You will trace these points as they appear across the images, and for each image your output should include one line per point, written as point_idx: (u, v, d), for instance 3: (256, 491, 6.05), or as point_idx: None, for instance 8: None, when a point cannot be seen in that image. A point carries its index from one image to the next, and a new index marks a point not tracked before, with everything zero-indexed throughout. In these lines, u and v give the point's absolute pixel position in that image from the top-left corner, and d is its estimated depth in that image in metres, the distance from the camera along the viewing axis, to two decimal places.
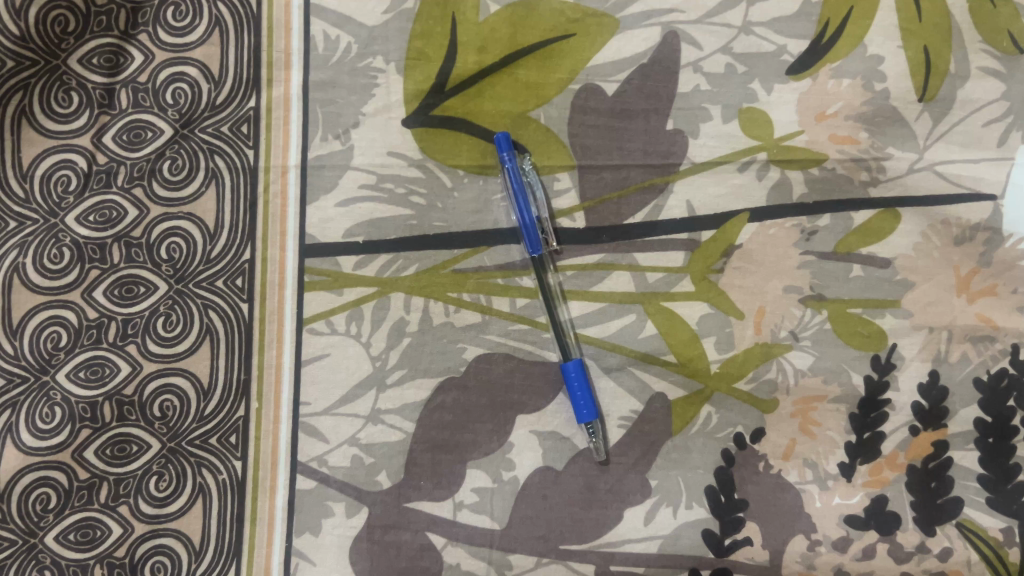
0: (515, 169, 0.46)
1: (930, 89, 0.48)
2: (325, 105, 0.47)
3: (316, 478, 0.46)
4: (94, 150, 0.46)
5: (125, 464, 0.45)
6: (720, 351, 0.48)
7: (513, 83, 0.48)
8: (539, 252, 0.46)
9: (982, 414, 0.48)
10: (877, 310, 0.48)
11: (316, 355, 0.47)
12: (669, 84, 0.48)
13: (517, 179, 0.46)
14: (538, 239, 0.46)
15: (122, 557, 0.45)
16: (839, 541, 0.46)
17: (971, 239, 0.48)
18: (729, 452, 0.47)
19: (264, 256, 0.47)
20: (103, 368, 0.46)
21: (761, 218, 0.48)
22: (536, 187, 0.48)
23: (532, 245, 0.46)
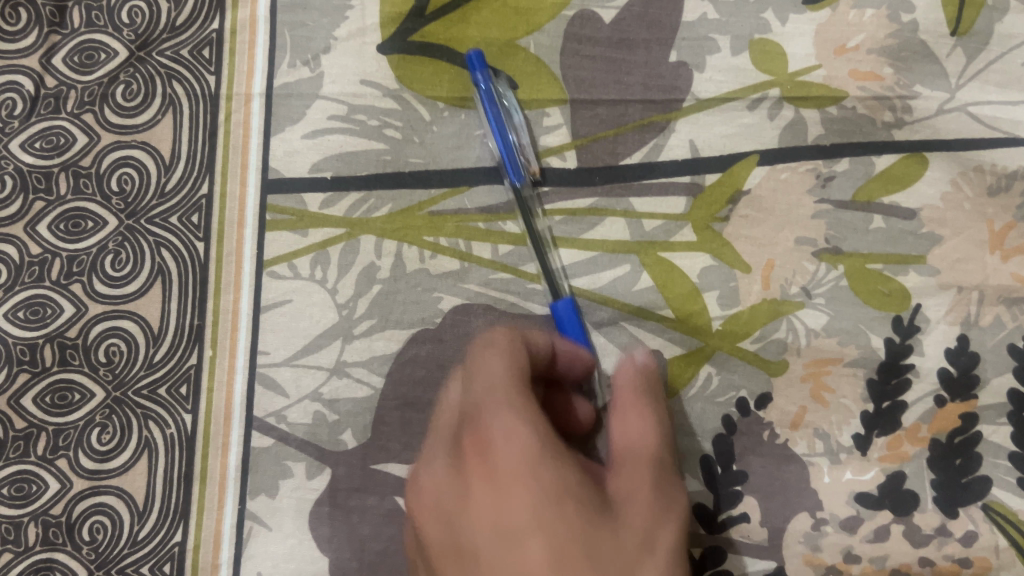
0: (490, 89, 0.42)
1: (964, 23, 0.43)
2: (295, 29, 0.44)
3: (274, 436, 0.42)
4: (43, 72, 0.43)
5: (65, 414, 0.42)
6: (723, 307, 0.43)
7: (501, 7, 0.44)
8: (518, 179, 0.42)
9: (1017, 385, 0.42)
10: (900, 266, 0.43)
11: (277, 301, 0.43)
12: (673, 12, 0.44)
13: (490, 101, 0.42)
14: (516, 166, 0.42)
15: (59, 515, 0.41)
16: (851, 521, 0.42)
17: (1007, 190, 0.43)
18: (731, 419, 0.42)
19: (223, 192, 0.43)
20: (45, 308, 0.42)
21: (773, 160, 0.43)
22: (514, 110, 0.43)
23: (512, 172, 0.42)
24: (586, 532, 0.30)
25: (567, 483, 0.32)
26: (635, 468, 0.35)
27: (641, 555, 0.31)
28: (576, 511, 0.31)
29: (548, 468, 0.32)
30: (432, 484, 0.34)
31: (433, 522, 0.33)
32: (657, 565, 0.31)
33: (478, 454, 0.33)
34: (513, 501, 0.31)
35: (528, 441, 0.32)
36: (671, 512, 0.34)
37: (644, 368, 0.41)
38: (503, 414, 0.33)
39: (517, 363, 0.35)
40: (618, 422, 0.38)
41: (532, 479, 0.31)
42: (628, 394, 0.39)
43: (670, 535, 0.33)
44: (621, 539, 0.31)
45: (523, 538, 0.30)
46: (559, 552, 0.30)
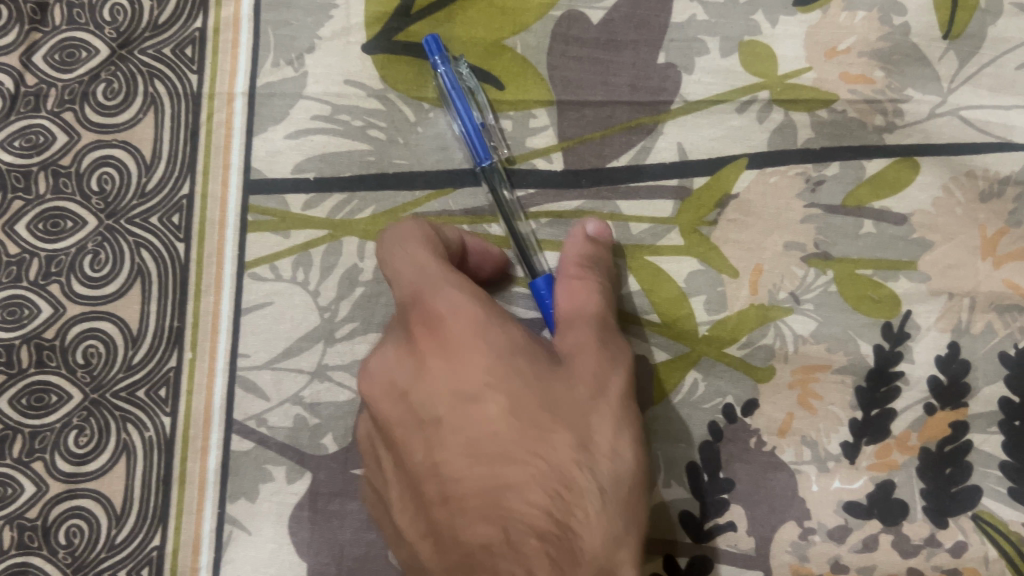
0: (449, 69, 0.41)
1: (957, 25, 0.43)
2: (278, 28, 0.43)
3: (254, 439, 0.41)
4: (23, 70, 0.42)
5: (42, 416, 0.41)
6: (709, 312, 0.42)
7: (487, 7, 0.43)
8: (487, 159, 0.41)
9: (1009, 393, 0.42)
10: (890, 272, 0.42)
11: (258, 303, 0.42)
12: (662, 13, 0.43)
13: (455, 83, 0.41)
14: (485, 145, 0.41)
15: (34, 519, 0.41)
16: (838, 530, 0.41)
17: (1000, 195, 0.42)
18: (717, 425, 0.42)
19: (205, 192, 0.42)
20: (23, 308, 0.41)
21: (761, 164, 0.43)
22: (477, 92, 0.43)
23: (478, 150, 0.41)
24: (541, 384, 0.30)
25: (515, 342, 0.31)
26: (579, 328, 0.35)
27: (596, 401, 0.31)
28: (534, 362, 0.31)
29: (494, 325, 0.32)
30: (379, 368, 0.32)
31: (381, 401, 0.31)
32: (614, 412, 0.31)
33: (422, 323, 0.32)
34: (466, 355, 0.30)
35: (473, 306, 0.32)
36: (618, 361, 0.34)
37: (597, 239, 0.41)
38: (440, 291, 0.33)
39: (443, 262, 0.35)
40: (562, 287, 0.38)
41: (479, 337, 0.31)
42: (574, 263, 0.39)
43: (619, 383, 0.33)
44: (575, 387, 0.31)
45: (480, 390, 0.29)
46: (520, 401, 0.29)
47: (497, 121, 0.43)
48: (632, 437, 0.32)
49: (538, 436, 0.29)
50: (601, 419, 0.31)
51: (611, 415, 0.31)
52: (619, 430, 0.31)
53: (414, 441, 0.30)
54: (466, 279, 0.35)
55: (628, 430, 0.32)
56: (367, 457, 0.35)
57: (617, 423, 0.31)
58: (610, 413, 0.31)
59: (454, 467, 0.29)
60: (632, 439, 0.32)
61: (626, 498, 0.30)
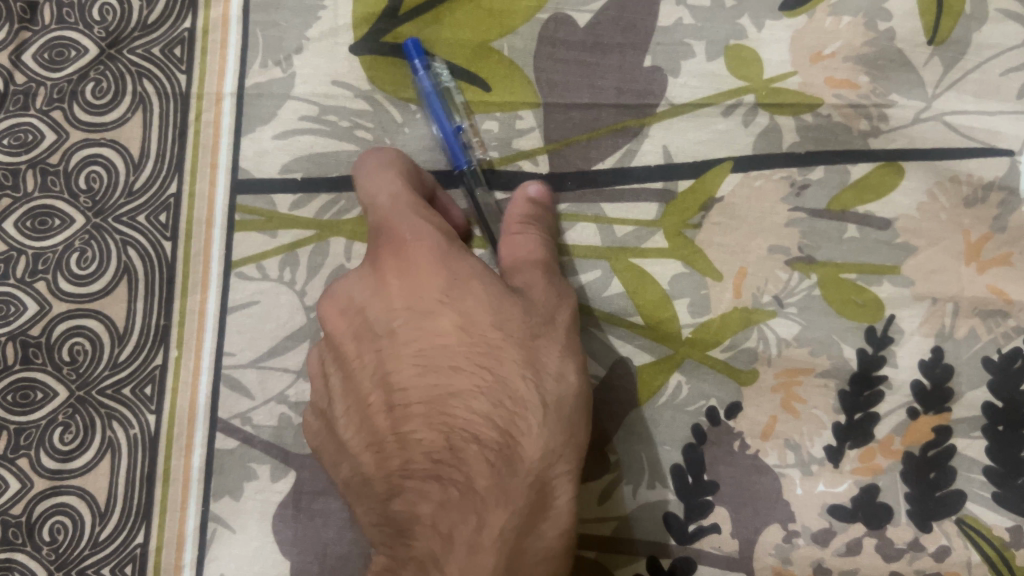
0: (425, 75, 0.42)
1: (942, 31, 0.43)
2: (267, 28, 0.43)
3: (238, 437, 0.42)
4: (12, 69, 0.43)
5: (28, 413, 0.41)
6: (693, 315, 0.42)
7: (475, 10, 0.44)
8: (466, 163, 0.42)
9: (992, 398, 0.42)
10: (874, 276, 0.42)
11: (244, 303, 0.42)
12: (648, 17, 0.44)
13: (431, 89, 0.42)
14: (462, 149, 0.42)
15: (19, 515, 0.41)
16: (821, 534, 0.41)
17: (984, 201, 0.43)
18: (700, 428, 0.42)
19: (192, 191, 0.43)
20: (9, 306, 0.42)
21: (746, 168, 0.43)
22: (455, 93, 0.43)
23: (455, 155, 0.42)
24: (493, 307, 0.33)
25: (473, 270, 0.34)
26: (529, 273, 0.37)
27: (544, 327, 0.34)
28: (488, 291, 0.33)
29: (453, 253, 0.34)
30: (344, 290, 0.35)
31: (345, 322, 0.34)
32: (561, 337, 0.34)
33: (387, 246, 0.34)
34: (425, 279, 0.33)
35: (435, 237, 0.34)
36: (568, 296, 0.36)
37: (538, 202, 0.41)
38: (405, 217, 0.35)
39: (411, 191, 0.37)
40: (505, 244, 0.39)
41: (437, 263, 0.33)
42: (517, 221, 0.39)
43: (568, 314, 0.35)
44: (527, 312, 0.33)
45: (433, 309, 0.32)
46: (471, 322, 0.32)
47: (483, 123, 0.43)
48: (578, 360, 0.34)
49: (484, 353, 0.31)
50: (548, 343, 0.33)
51: (557, 340, 0.34)
52: (566, 353, 0.34)
53: (371, 354, 0.33)
54: (433, 209, 0.37)
55: (574, 354, 0.34)
56: (313, 382, 0.37)
57: (563, 348, 0.34)
58: (557, 338, 0.34)
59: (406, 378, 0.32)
60: (579, 361, 0.34)
61: (568, 418, 0.33)
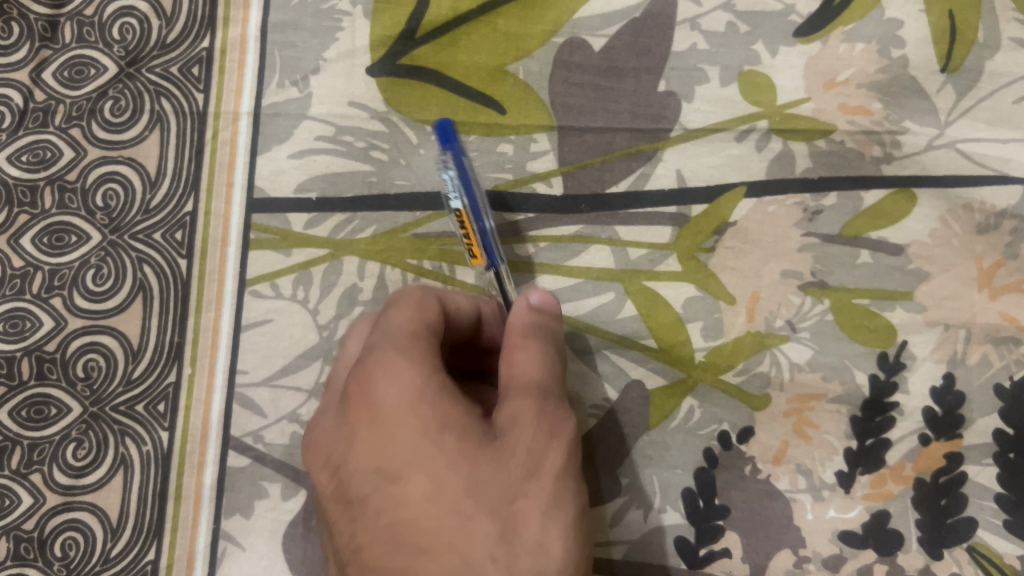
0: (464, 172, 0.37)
1: (955, 59, 0.43)
2: (284, 49, 0.44)
3: (250, 455, 0.42)
4: (32, 86, 0.43)
5: (41, 428, 0.41)
6: (706, 338, 0.42)
7: (491, 33, 0.44)
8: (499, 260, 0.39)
9: (1004, 425, 0.42)
10: (887, 301, 0.43)
11: (258, 321, 0.42)
12: (663, 41, 0.44)
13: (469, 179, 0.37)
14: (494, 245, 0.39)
15: (31, 530, 0.41)
16: (831, 559, 0.41)
17: (997, 228, 0.43)
18: (712, 452, 0.42)
19: (208, 210, 0.43)
20: (25, 321, 0.42)
21: (759, 193, 0.43)
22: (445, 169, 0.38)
23: (489, 254, 0.38)
24: (468, 467, 0.29)
25: (454, 417, 0.30)
26: (525, 397, 0.32)
27: (530, 482, 0.30)
28: (465, 444, 0.30)
29: (431, 398, 0.30)
30: (323, 441, 0.32)
31: (324, 472, 0.32)
32: (549, 490, 0.30)
33: (362, 389, 0.31)
34: (394, 436, 0.30)
35: (412, 380, 0.31)
36: (567, 432, 0.32)
37: (541, 310, 0.37)
38: (383, 358, 0.32)
39: (399, 322, 0.34)
40: (503, 360, 0.35)
41: (410, 413, 0.30)
42: (515, 336, 0.35)
43: (563, 457, 0.31)
44: (510, 467, 0.29)
45: (402, 472, 0.29)
46: (439, 490, 0.29)
47: (498, 145, 0.44)
48: (567, 520, 0.30)
49: (449, 529, 0.28)
50: (530, 503, 0.29)
51: (545, 497, 0.29)
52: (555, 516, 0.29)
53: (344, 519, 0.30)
54: (422, 339, 0.33)
55: (565, 511, 0.30)
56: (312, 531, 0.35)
57: (551, 508, 0.30)
58: (547, 495, 0.30)
59: (372, 552, 0.29)
60: (569, 522, 0.30)
61: None
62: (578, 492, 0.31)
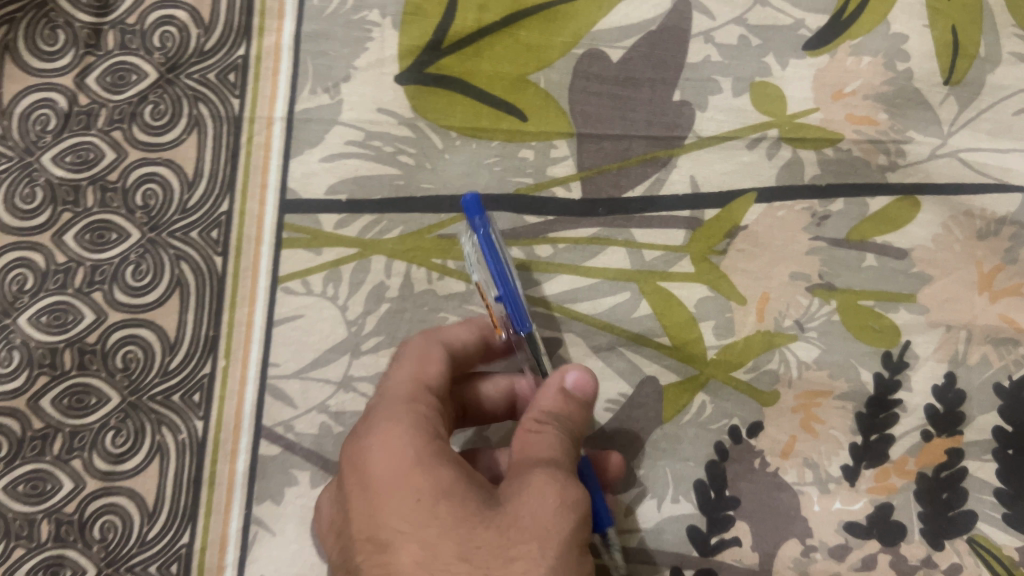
0: (490, 234, 0.37)
1: (957, 73, 0.45)
2: (317, 57, 0.46)
3: (281, 444, 0.44)
4: (76, 90, 0.45)
5: (81, 416, 0.43)
6: (718, 337, 0.44)
7: (513, 44, 0.46)
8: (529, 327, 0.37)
9: (1002, 423, 0.44)
10: (891, 303, 0.44)
11: (289, 316, 0.44)
12: (678, 53, 0.46)
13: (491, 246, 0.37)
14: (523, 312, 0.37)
15: (72, 513, 0.43)
16: (837, 549, 0.43)
17: (996, 234, 0.45)
18: (723, 445, 0.44)
19: (243, 210, 0.45)
20: (67, 314, 0.44)
21: (769, 199, 0.45)
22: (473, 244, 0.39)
23: (518, 320, 0.37)
24: (461, 532, 0.28)
25: (445, 486, 0.30)
26: (532, 472, 0.32)
27: (527, 546, 0.28)
28: (453, 512, 0.29)
29: (429, 468, 0.30)
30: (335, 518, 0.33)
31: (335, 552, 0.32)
32: (547, 555, 0.28)
33: (359, 464, 0.32)
34: (391, 507, 0.30)
35: (403, 451, 0.31)
36: (571, 501, 0.31)
37: (571, 394, 0.36)
38: (380, 432, 0.32)
39: (404, 397, 0.35)
40: (520, 440, 0.34)
41: (407, 482, 0.30)
42: (534, 416, 0.35)
43: (564, 523, 0.30)
44: (506, 534, 0.29)
45: (399, 542, 0.29)
46: (431, 557, 0.28)
47: (520, 150, 0.46)
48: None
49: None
50: (523, 565, 0.28)
51: (542, 562, 0.28)
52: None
53: None
54: (427, 415, 0.34)
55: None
56: None
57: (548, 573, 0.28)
58: (542, 560, 0.28)
59: None
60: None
61: None
62: (582, 562, 0.30)
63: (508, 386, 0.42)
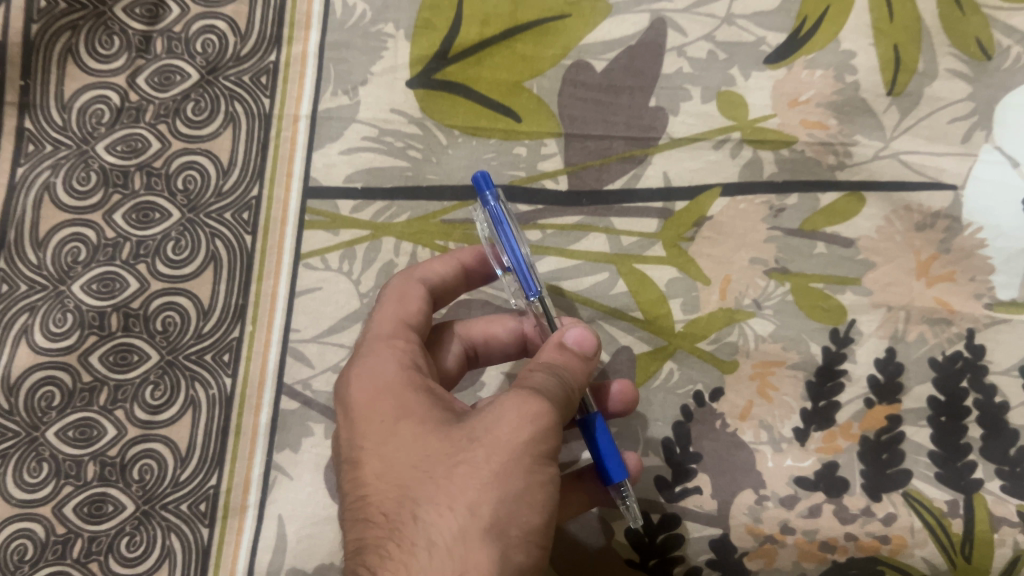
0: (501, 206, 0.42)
1: (899, 85, 0.52)
2: (338, 64, 0.52)
3: (299, 400, 0.50)
4: (128, 89, 0.52)
5: (125, 371, 0.49)
6: (685, 312, 0.50)
7: (510, 55, 0.53)
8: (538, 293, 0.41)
9: (936, 392, 0.49)
10: (838, 286, 0.50)
11: (309, 288, 0.51)
12: (654, 65, 0.52)
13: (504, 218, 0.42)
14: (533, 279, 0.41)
15: (114, 456, 0.49)
16: (787, 499, 0.48)
17: (932, 227, 0.51)
18: (688, 408, 0.50)
19: (271, 195, 0.51)
20: (115, 283, 0.50)
21: (732, 193, 0.51)
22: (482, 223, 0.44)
23: (528, 283, 0.41)
24: (414, 446, 0.35)
25: (412, 408, 0.36)
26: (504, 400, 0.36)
27: (473, 452, 0.34)
28: (412, 429, 0.35)
29: (397, 399, 0.37)
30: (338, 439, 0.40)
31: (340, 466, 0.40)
32: (491, 460, 0.33)
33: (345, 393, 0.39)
34: (363, 430, 0.37)
35: (378, 382, 0.38)
36: (529, 416, 0.35)
37: (566, 348, 0.39)
38: (364, 367, 0.39)
39: (385, 338, 0.41)
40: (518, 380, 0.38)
41: (376, 411, 0.37)
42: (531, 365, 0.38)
43: (519, 435, 0.34)
44: (458, 444, 0.34)
45: (367, 457, 0.36)
46: (386, 468, 0.35)
47: (514, 147, 0.52)
48: (509, 488, 0.33)
49: (394, 495, 0.34)
50: (466, 470, 0.33)
51: (484, 468, 0.33)
52: (493, 483, 0.33)
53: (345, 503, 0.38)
54: (405, 354, 0.40)
55: (507, 480, 0.33)
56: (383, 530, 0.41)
57: (491, 476, 0.33)
58: (487, 466, 0.33)
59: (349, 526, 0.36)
60: (511, 490, 0.33)
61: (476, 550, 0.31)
62: (536, 472, 0.34)
63: (487, 327, 0.48)
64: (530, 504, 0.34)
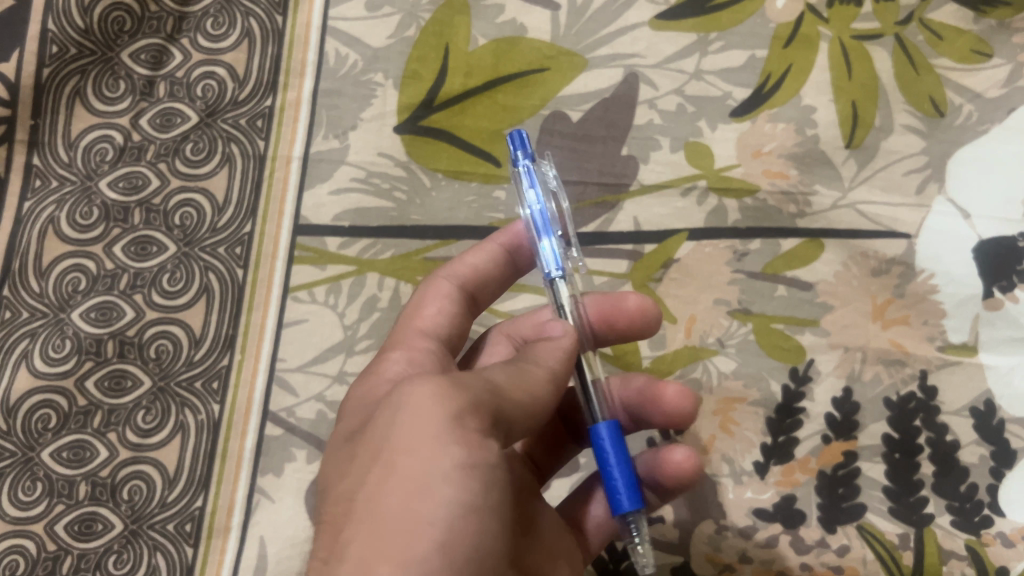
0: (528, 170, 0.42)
1: (857, 138, 0.55)
2: (329, 110, 0.56)
3: (283, 427, 0.52)
4: (131, 129, 0.55)
5: (118, 396, 0.52)
6: (652, 348, 0.53)
7: (492, 104, 0.56)
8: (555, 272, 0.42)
9: (890, 430, 0.52)
10: (798, 327, 0.53)
11: (296, 320, 0.53)
12: (627, 117, 0.56)
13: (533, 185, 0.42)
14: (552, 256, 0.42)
15: (105, 477, 0.51)
16: (746, 529, 0.51)
17: (888, 272, 0.53)
18: (655, 441, 0.53)
19: (262, 231, 0.54)
20: (112, 312, 0.53)
21: (698, 237, 0.54)
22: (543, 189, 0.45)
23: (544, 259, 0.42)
24: (338, 487, 0.34)
25: (353, 443, 0.36)
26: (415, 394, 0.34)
27: (365, 483, 0.32)
28: (344, 465, 0.35)
29: (348, 431, 0.37)
30: None
31: None
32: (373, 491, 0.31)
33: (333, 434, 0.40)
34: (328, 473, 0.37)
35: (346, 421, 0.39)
36: (419, 422, 0.32)
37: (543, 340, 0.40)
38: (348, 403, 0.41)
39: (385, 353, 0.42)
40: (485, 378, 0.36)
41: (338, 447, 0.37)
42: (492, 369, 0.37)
43: (403, 448, 0.31)
44: (360, 476, 0.33)
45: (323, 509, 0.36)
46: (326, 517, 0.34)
47: (494, 190, 0.55)
48: (383, 515, 0.30)
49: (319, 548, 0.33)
50: (354, 509, 0.31)
51: (366, 501, 0.31)
52: (367, 512, 0.31)
53: None
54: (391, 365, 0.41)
55: (383, 506, 0.30)
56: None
57: (369, 503, 0.31)
58: (368, 492, 0.31)
59: None
60: (386, 516, 0.30)
61: None
62: (421, 483, 0.30)
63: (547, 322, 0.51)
64: (416, 518, 0.30)
